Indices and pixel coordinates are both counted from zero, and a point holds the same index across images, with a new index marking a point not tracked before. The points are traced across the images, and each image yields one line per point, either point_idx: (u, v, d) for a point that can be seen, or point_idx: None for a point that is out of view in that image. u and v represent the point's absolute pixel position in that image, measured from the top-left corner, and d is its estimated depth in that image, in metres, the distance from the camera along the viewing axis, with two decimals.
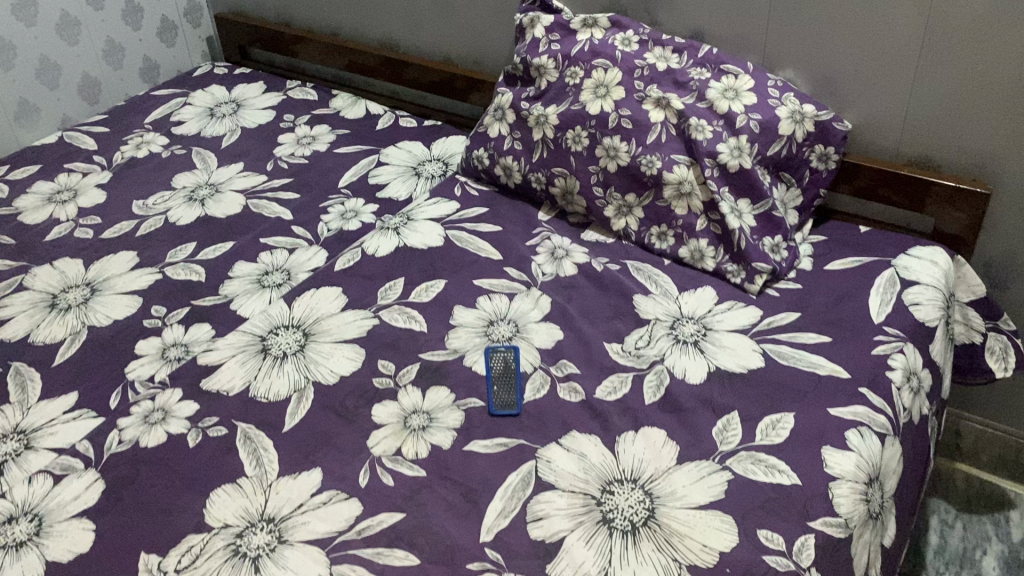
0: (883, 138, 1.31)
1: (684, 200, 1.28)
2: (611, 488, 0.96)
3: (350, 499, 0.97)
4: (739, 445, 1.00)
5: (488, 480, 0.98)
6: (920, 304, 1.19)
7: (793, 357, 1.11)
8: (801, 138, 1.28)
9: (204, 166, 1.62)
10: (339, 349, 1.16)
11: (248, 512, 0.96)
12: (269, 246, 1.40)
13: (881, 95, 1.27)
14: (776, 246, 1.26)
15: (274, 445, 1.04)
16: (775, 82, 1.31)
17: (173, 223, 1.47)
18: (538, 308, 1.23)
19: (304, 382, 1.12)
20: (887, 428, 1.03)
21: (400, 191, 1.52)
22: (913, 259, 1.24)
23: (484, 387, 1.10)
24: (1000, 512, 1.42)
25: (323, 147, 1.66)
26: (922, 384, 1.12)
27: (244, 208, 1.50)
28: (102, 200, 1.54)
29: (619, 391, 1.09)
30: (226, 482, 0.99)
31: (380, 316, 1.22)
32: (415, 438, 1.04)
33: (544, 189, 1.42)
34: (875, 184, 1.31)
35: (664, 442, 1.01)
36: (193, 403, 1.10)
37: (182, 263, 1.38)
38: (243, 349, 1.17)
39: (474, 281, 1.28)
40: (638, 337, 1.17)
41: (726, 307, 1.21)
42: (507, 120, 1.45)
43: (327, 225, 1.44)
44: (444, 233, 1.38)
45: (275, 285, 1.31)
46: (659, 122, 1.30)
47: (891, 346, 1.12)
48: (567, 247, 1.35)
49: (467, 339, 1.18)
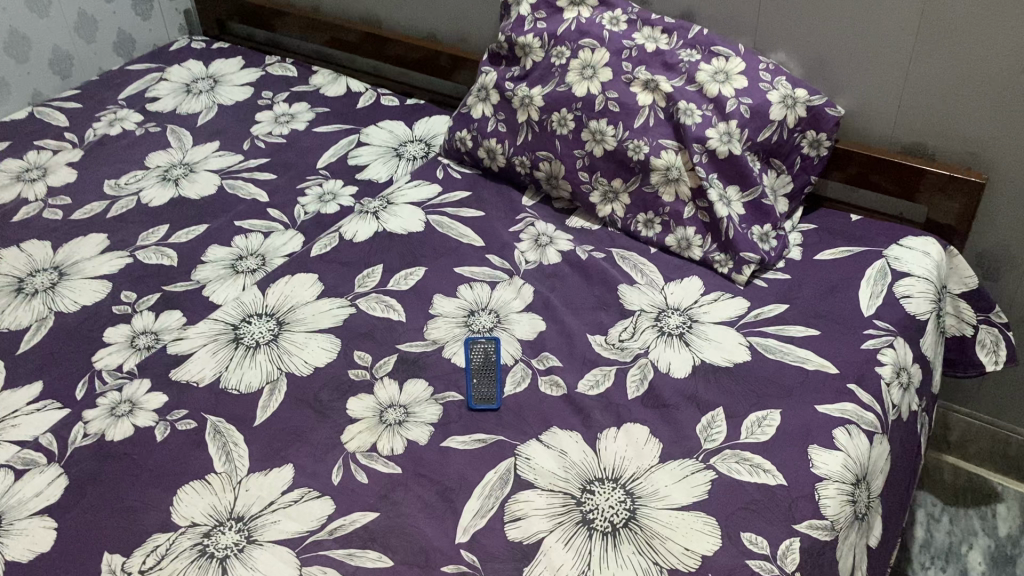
0: (876, 124, 1.28)
1: (672, 186, 1.25)
2: (591, 488, 0.93)
3: (323, 497, 0.94)
4: (723, 443, 0.97)
5: (465, 478, 0.95)
6: (911, 296, 1.16)
7: (780, 351, 1.08)
8: (792, 124, 1.24)
9: (179, 145, 1.58)
10: (314, 339, 1.13)
11: (216, 509, 0.93)
12: (243, 230, 1.36)
13: (875, 81, 1.24)
14: (765, 235, 1.23)
15: (244, 440, 1.00)
16: (767, 65, 1.27)
17: (146, 203, 1.43)
18: (520, 298, 1.19)
19: (276, 373, 1.08)
20: (876, 426, 1.01)
21: (380, 172, 1.48)
22: (905, 250, 1.22)
23: (463, 380, 1.07)
24: (986, 505, 1.40)
25: (302, 126, 1.61)
26: (912, 380, 1.09)
27: (219, 189, 1.45)
28: (73, 179, 1.50)
29: (601, 386, 1.06)
30: (194, 479, 0.96)
31: (357, 305, 1.18)
32: (390, 433, 1.00)
33: (528, 172, 1.38)
34: (867, 171, 1.28)
35: (646, 439, 0.98)
36: (162, 395, 1.06)
37: (153, 247, 1.33)
38: (214, 338, 1.13)
39: (455, 268, 1.25)
40: (622, 329, 1.14)
41: (712, 298, 1.18)
42: (491, 101, 1.40)
43: (304, 208, 1.40)
44: (424, 217, 1.34)
45: (250, 271, 1.27)
46: (648, 106, 1.26)
47: (881, 341, 1.09)
48: (550, 234, 1.31)
49: (446, 330, 1.14)
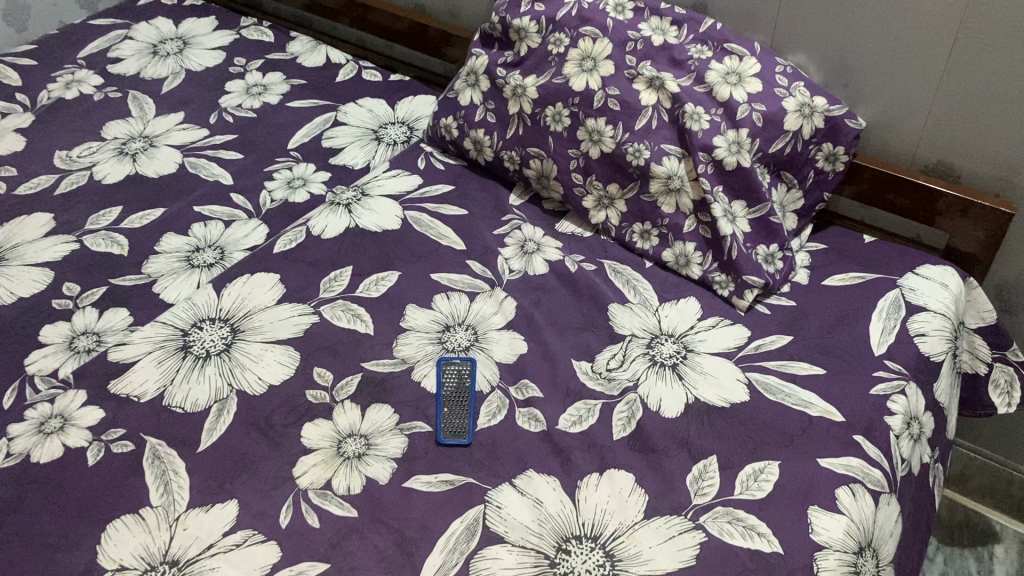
0: (898, 140, 1.17)
1: (673, 197, 1.14)
2: (567, 546, 0.84)
3: (267, 542, 0.84)
4: (716, 498, 0.88)
5: (428, 527, 0.86)
6: (927, 334, 1.06)
7: (781, 392, 0.99)
8: (808, 135, 1.13)
9: (140, 114, 1.45)
10: (271, 351, 1.03)
11: (148, 551, 0.83)
12: (203, 217, 1.24)
13: (899, 94, 1.13)
14: (770, 256, 1.13)
15: (186, 468, 0.90)
16: (785, 67, 1.16)
17: (99, 180, 1.31)
18: (500, 313, 1.09)
19: (226, 391, 0.98)
20: (882, 485, 0.92)
21: (356, 157, 1.36)
22: (921, 280, 1.12)
23: (433, 408, 0.97)
24: (983, 546, 1.32)
25: (275, 99, 1.49)
26: (922, 430, 1.00)
27: (180, 168, 1.34)
28: (21, 147, 1.37)
29: (585, 422, 0.96)
30: (126, 512, 0.86)
31: (321, 313, 1.08)
32: (348, 469, 0.91)
33: (517, 169, 1.26)
34: (883, 189, 1.17)
35: (631, 489, 0.89)
36: (98, 410, 0.96)
37: (103, 231, 1.22)
38: (160, 345, 1.03)
39: (432, 274, 1.14)
40: (611, 355, 1.04)
41: (710, 324, 1.08)
42: (480, 87, 1.28)
43: (270, 195, 1.28)
44: (401, 213, 1.23)
45: (206, 265, 1.16)
46: (651, 106, 1.15)
47: (892, 385, 1.00)
48: (538, 240, 1.20)
49: (417, 348, 1.04)
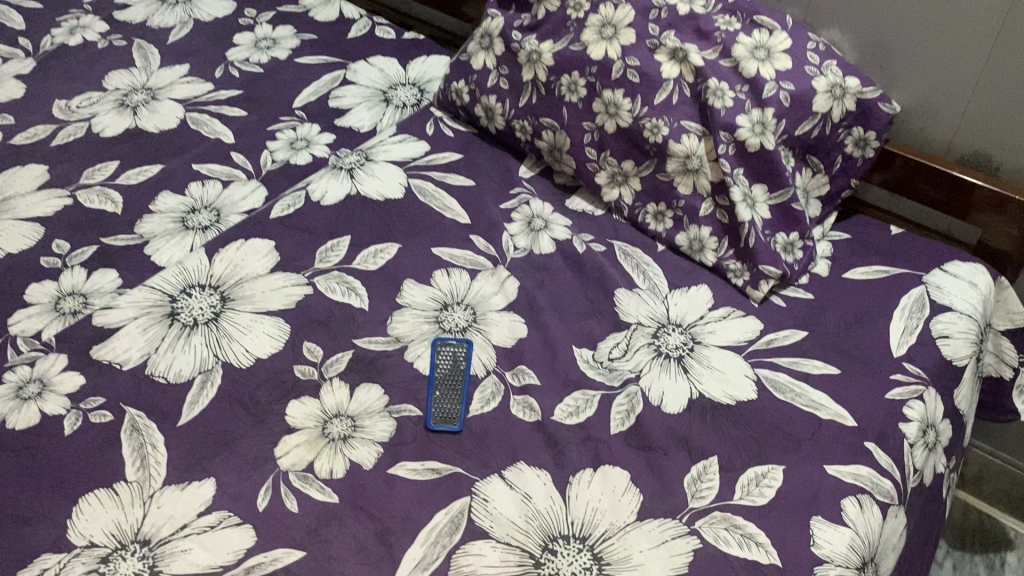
0: (934, 126, 1.10)
1: (690, 177, 1.08)
2: (553, 547, 0.80)
3: (243, 525, 0.81)
4: (713, 502, 0.84)
5: (410, 518, 0.82)
6: (950, 337, 1.00)
7: (791, 391, 0.94)
8: (838, 118, 1.07)
9: (144, 65, 1.40)
10: (261, 322, 0.99)
11: (120, 528, 0.80)
12: (201, 175, 1.20)
13: (938, 78, 1.05)
14: (790, 245, 1.06)
15: (164, 442, 0.87)
16: (817, 44, 1.09)
17: (97, 133, 1.27)
18: (501, 293, 1.04)
19: (211, 362, 0.94)
20: (891, 497, 0.87)
21: (363, 119, 1.31)
22: (948, 277, 1.06)
23: (425, 392, 0.93)
24: (995, 553, 1.28)
25: (283, 54, 1.43)
26: (939, 438, 0.95)
27: (181, 123, 1.29)
28: (20, 94, 1.33)
29: (582, 415, 0.91)
30: (99, 486, 0.83)
31: (315, 284, 1.04)
32: (332, 451, 0.87)
33: (529, 140, 1.21)
34: (915, 178, 1.11)
35: (625, 488, 0.85)
36: (78, 377, 0.92)
37: (97, 187, 1.18)
38: (146, 311, 0.99)
39: (434, 248, 1.09)
40: (614, 343, 0.99)
41: (721, 314, 1.03)
42: (494, 51, 1.22)
43: (272, 155, 1.24)
44: (405, 182, 1.18)
45: (200, 228, 1.12)
46: (673, 80, 1.08)
47: (910, 391, 0.94)
48: (546, 217, 1.15)
49: (413, 326, 1.00)
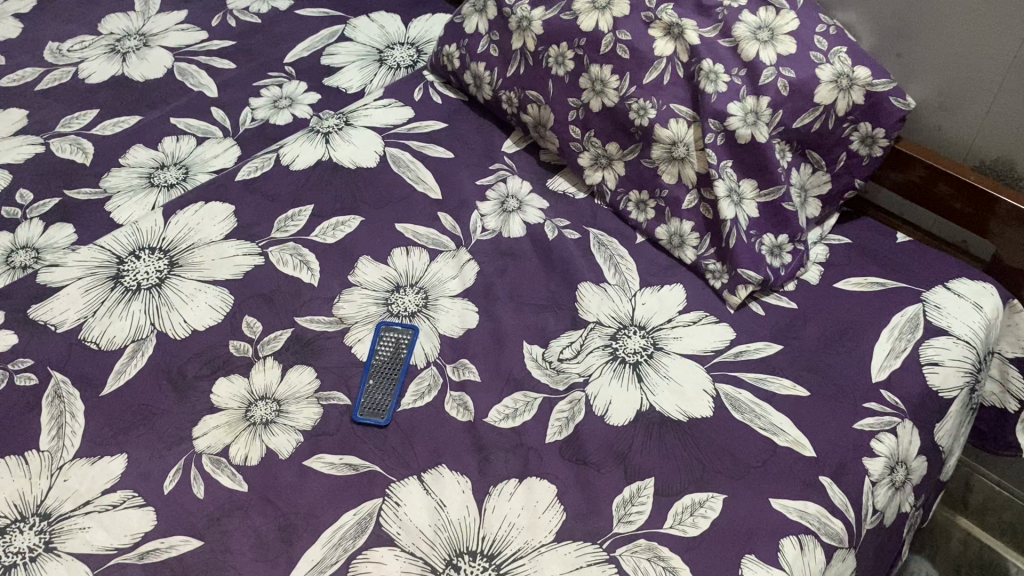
0: (955, 126, 0.99)
1: (676, 166, 1.00)
2: (457, 563, 0.75)
3: (145, 508, 0.78)
4: (640, 528, 0.78)
5: (316, 516, 0.79)
6: (940, 365, 0.91)
7: (751, 412, 0.86)
8: (843, 111, 0.96)
9: (143, 9, 1.36)
10: (204, 292, 0.95)
11: (22, 498, 0.79)
12: (177, 130, 1.17)
13: (959, 74, 0.94)
14: (777, 248, 0.97)
15: (83, 412, 0.85)
16: (828, 27, 0.98)
17: (83, 79, 1.24)
18: (459, 278, 0.99)
19: (145, 331, 0.91)
20: (839, 539, 0.79)
21: (353, 79, 1.25)
22: (950, 296, 0.96)
23: (358, 379, 0.89)
24: None
25: (284, 4, 1.38)
26: (909, 477, 0.87)
27: (167, 73, 1.25)
28: (15, 34, 1.32)
29: (518, 418, 0.86)
30: (11, 452, 0.82)
31: (267, 255, 1.00)
32: (250, 436, 0.84)
33: (516, 113, 1.13)
34: (931, 180, 1.00)
35: (548, 504, 0.79)
36: (12, 336, 0.91)
37: (71, 136, 1.15)
38: (91, 271, 0.96)
39: (398, 225, 1.04)
40: (568, 342, 0.92)
41: (691, 319, 0.95)
42: (487, 15, 1.13)
43: (252, 113, 1.19)
44: (381, 149, 1.12)
45: (166, 186, 1.09)
46: (666, 58, 0.98)
47: (882, 422, 0.86)
48: (521, 197, 1.08)
49: (359, 307, 0.95)
